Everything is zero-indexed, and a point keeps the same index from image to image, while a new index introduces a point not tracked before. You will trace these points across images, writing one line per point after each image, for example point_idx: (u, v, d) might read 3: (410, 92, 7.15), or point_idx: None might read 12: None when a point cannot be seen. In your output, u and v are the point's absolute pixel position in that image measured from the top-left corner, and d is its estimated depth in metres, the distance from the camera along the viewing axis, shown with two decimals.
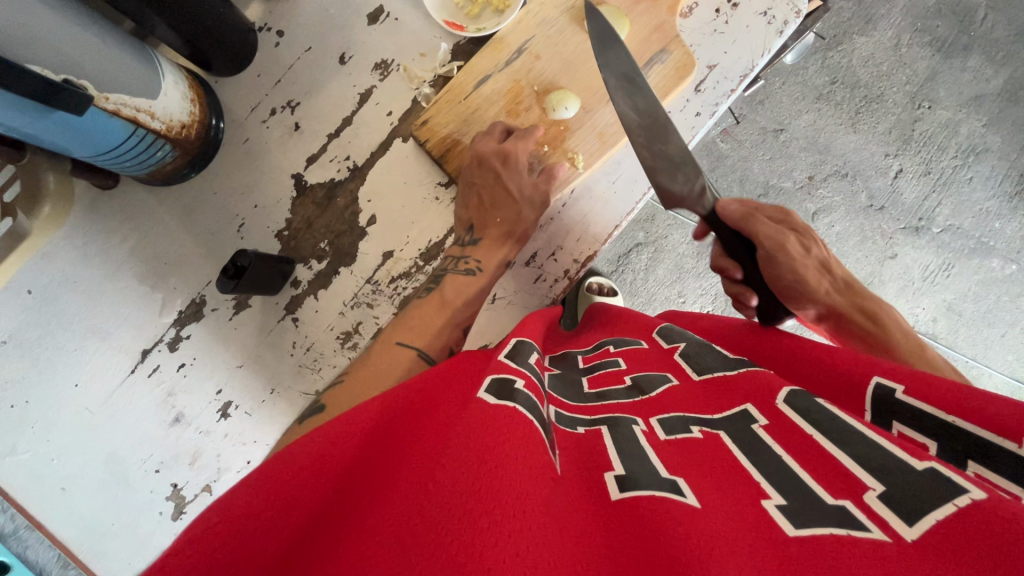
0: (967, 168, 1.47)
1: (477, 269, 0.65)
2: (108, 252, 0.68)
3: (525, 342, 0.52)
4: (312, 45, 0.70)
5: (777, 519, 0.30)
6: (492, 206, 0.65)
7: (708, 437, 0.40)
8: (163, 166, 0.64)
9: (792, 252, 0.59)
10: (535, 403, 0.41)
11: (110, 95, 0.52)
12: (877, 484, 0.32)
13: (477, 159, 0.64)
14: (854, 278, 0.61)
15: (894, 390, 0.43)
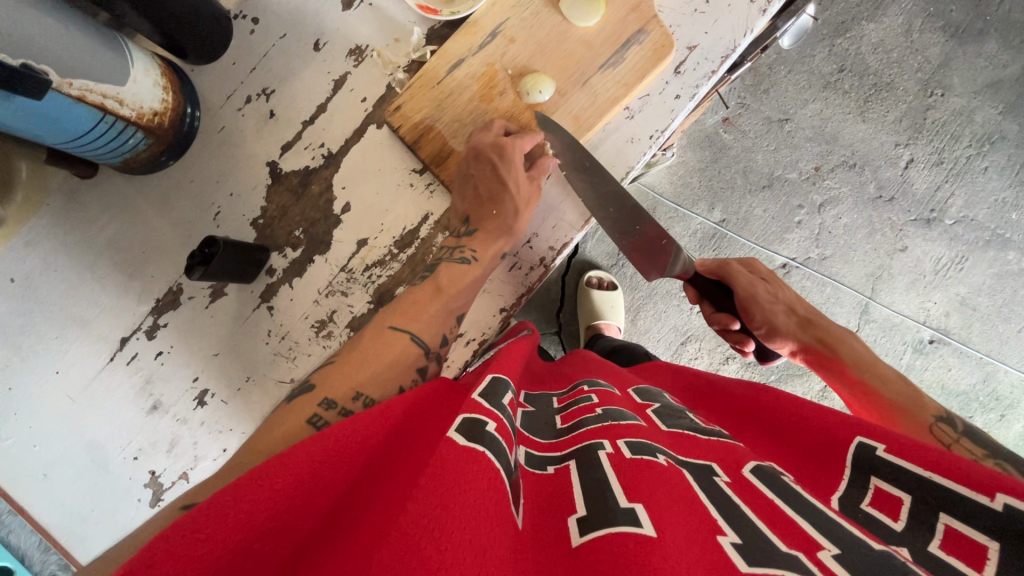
0: (982, 157, 1.42)
1: (472, 259, 0.63)
2: (87, 240, 0.69)
3: (501, 379, 0.51)
4: (286, 33, 0.69)
5: (730, 554, 0.32)
6: (489, 198, 0.64)
7: (670, 468, 0.41)
8: (137, 153, 0.64)
9: (760, 298, 0.72)
10: (504, 450, 0.40)
11: (75, 81, 0.52)
12: (832, 546, 0.34)
13: (475, 151, 0.63)
14: (818, 314, 0.71)
15: (875, 447, 0.45)
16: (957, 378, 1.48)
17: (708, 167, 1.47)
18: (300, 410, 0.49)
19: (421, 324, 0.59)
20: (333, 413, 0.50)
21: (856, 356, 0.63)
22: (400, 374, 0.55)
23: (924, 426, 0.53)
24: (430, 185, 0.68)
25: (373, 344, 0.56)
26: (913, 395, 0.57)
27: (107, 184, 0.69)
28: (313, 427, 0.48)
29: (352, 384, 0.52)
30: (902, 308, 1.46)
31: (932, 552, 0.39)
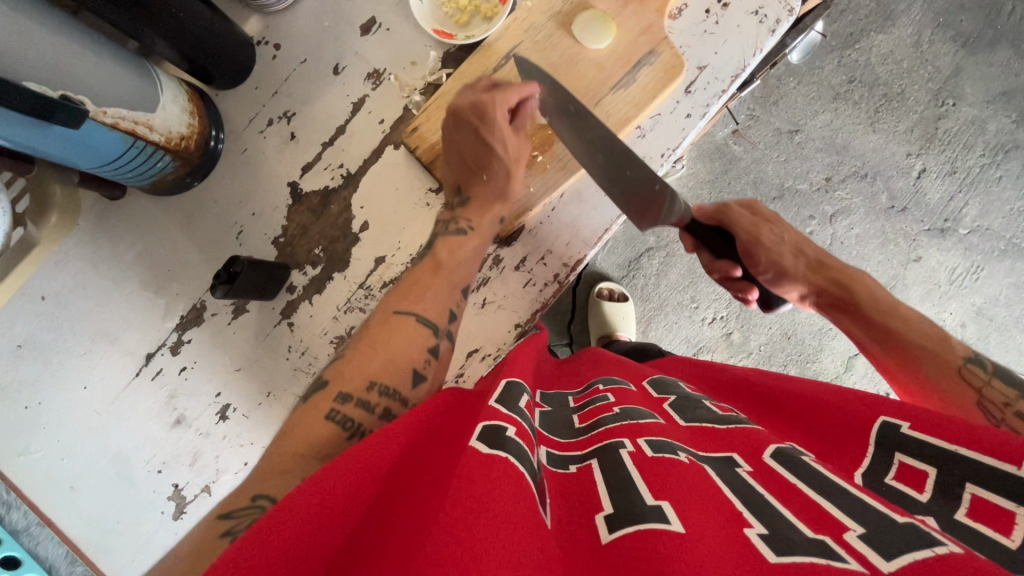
0: (996, 166, 1.41)
1: (468, 228, 0.63)
2: (115, 259, 0.71)
3: (515, 382, 0.52)
4: (307, 58, 0.72)
5: (759, 547, 0.32)
6: (475, 163, 0.64)
7: (693, 465, 0.42)
8: (164, 176, 0.67)
9: (766, 242, 0.69)
10: (525, 451, 0.40)
11: (109, 109, 0.55)
12: (856, 525, 0.34)
13: (455, 116, 0.62)
14: (828, 255, 0.69)
15: (899, 425, 0.45)
16: None
17: (718, 179, 1.47)
18: (316, 407, 0.49)
19: (425, 305, 0.58)
20: (350, 406, 0.50)
21: (875, 304, 0.62)
22: (408, 355, 0.54)
23: (954, 369, 0.54)
24: None
25: (383, 332, 0.55)
26: (937, 335, 0.57)
27: (135, 204, 0.71)
28: (331, 421, 0.48)
29: (366, 373, 0.52)
30: None
31: (960, 520, 0.39)
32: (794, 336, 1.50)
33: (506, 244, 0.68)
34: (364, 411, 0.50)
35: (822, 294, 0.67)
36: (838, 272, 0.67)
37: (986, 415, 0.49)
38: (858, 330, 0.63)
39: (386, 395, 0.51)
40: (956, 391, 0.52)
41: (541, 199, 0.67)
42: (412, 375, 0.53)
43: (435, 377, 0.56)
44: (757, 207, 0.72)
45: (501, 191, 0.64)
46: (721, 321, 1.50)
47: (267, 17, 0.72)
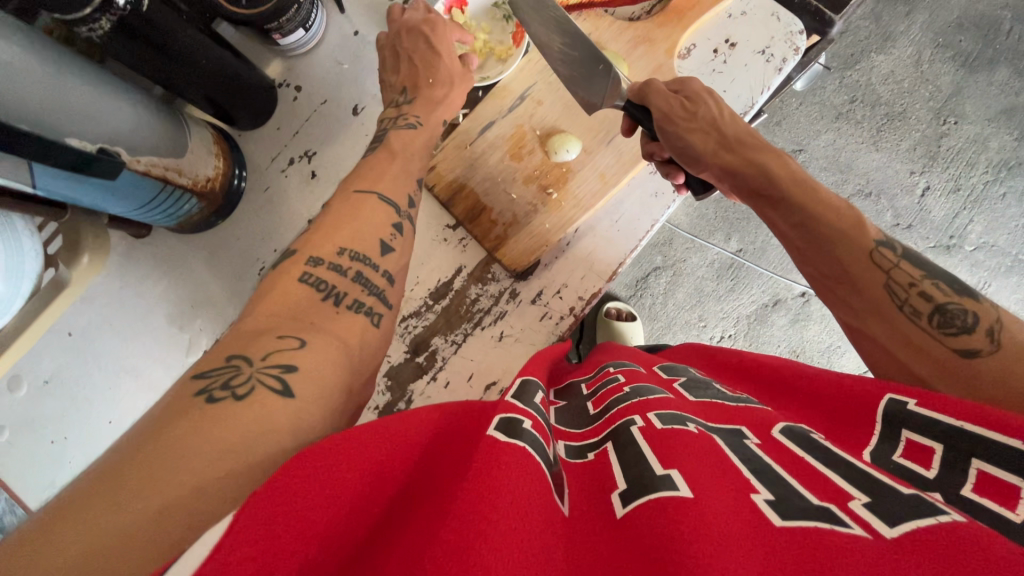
0: (1000, 183, 1.43)
1: (417, 124, 0.65)
2: (142, 295, 0.73)
3: (531, 381, 0.53)
4: (327, 99, 0.75)
5: (766, 512, 0.32)
6: (423, 68, 0.66)
7: (701, 434, 0.42)
8: (190, 216, 0.69)
9: (678, 117, 0.58)
10: (540, 444, 0.40)
11: (142, 158, 0.56)
12: (861, 495, 0.34)
13: (404, 28, 0.67)
14: (745, 129, 0.58)
15: (905, 402, 0.42)
16: None
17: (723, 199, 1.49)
18: (288, 272, 0.52)
19: (384, 183, 0.60)
20: (322, 269, 0.53)
21: (793, 177, 0.54)
22: (375, 229, 0.58)
23: (866, 254, 0.49)
24: (464, 240, 0.71)
25: (347, 211, 0.58)
26: (856, 218, 0.51)
27: (161, 242, 0.74)
28: (305, 283, 0.52)
29: (334, 242, 0.55)
30: None
31: (965, 495, 0.37)
32: (802, 353, 1.50)
33: (522, 278, 0.70)
34: (335, 274, 0.54)
35: (735, 175, 0.58)
36: (754, 152, 0.57)
37: (892, 298, 0.47)
38: (774, 213, 0.56)
39: (359, 260, 0.55)
40: (869, 277, 0.49)
41: (557, 235, 0.68)
42: (380, 244, 0.57)
43: (403, 249, 0.60)
44: (679, 86, 0.61)
45: (460, 72, 0.68)
46: (729, 340, 1.50)
47: (288, 59, 0.74)
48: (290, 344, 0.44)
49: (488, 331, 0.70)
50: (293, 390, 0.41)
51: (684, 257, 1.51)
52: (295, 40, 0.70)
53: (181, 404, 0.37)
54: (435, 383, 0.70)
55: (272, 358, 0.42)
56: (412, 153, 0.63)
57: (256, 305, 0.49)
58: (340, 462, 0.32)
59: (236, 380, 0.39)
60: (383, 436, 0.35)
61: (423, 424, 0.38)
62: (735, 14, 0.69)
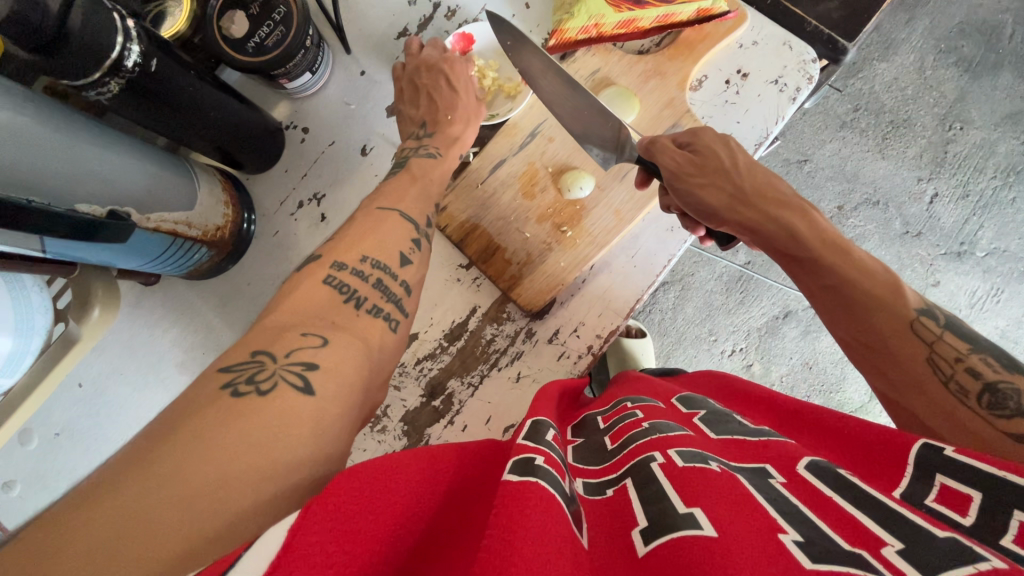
0: (1008, 188, 1.41)
1: (438, 154, 0.65)
2: (153, 343, 0.72)
3: (542, 420, 0.51)
4: (335, 139, 0.74)
5: (795, 553, 0.30)
6: (441, 103, 0.67)
7: (724, 472, 0.40)
8: (200, 264, 0.68)
9: (692, 175, 0.59)
10: (557, 479, 0.39)
11: (152, 215, 0.56)
12: (895, 541, 0.32)
13: (422, 64, 0.68)
14: (767, 182, 0.58)
15: (942, 449, 0.40)
16: None
17: None
18: (313, 273, 0.52)
19: (406, 202, 0.60)
20: (346, 274, 0.52)
21: (821, 238, 0.54)
22: (396, 241, 0.56)
23: (905, 323, 0.49)
24: (477, 279, 0.70)
25: (368, 225, 0.57)
26: (892, 283, 0.51)
27: (170, 289, 0.73)
28: (328, 285, 0.51)
29: (357, 249, 0.54)
30: None
31: (1004, 545, 0.35)
32: (815, 365, 1.48)
33: (538, 317, 0.69)
34: (358, 279, 0.52)
35: (757, 233, 0.58)
36: (775, 208, 0.57)
37: (937, 373, 0.46)
38: (806, 276, 0.55)
39: (380, 268, 0.54)
40: (909, 347, 0.48)
41: (573, 273, 0.67)
42: (401, 256, 0.56)
43: (421, 263, 0.58)
44: (693, 140, 0.61)
45: (474, 105, 0.69)
46: (741, 353, 1.48)
47: (294, 101, 0.74)
48: (313, 343, 0.44)
49: (504, 372, 0.69)
50: (314, 388, 0.41)
51: (692, 271, 1.49)
52: (302, 83, 0.70)
53: (200, 399, 0.37)
54: (452, 427, 0.68)
55: (294, 355, 0.42)
56: (432, 179, 0.63)
57: (278, 305, 0.48)
58: (387, 484, 0.35)
59: (260, 375, 0.40)
60: (417, 473, 0.38)
61: (449, 466, 0.41)
62: (745, 44, 0.68)
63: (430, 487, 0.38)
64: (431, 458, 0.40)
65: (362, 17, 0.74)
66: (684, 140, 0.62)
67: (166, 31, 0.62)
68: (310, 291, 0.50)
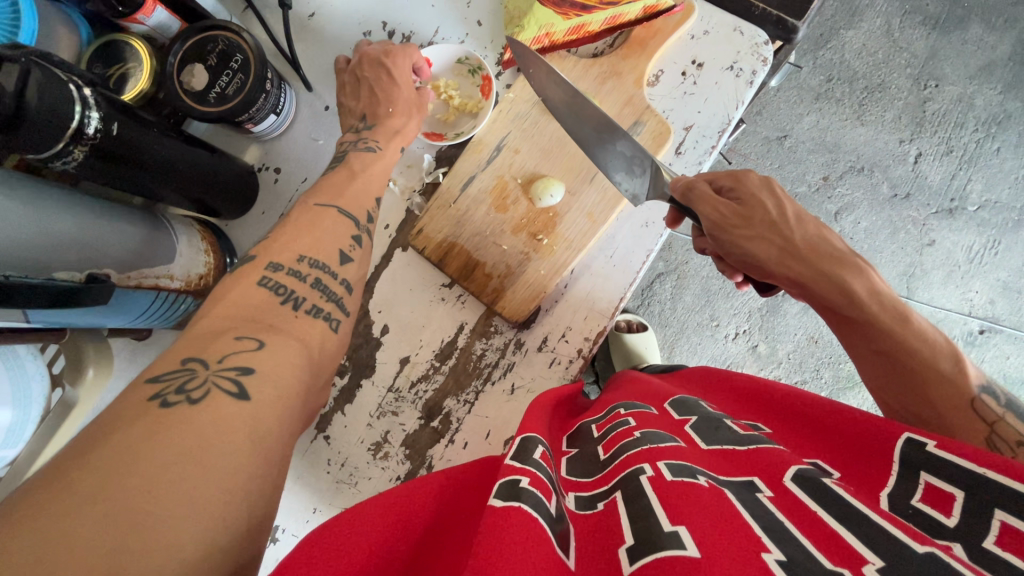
0: (992, 139, 1.41)
1: (376, 149, 0.67)
2: None
3: (531, 437, 0.51)
4: (307, 175, 0.75)
5: (777, 572, 0.31)
6: (381, 95, 0.68)
7: (712, 488, 0.40)
8: (187, 314, 0.69)
9: (734, 227, 0.58)
10: (543, 501, 0.40)
11: (132, 272, 0.57)
12: (876, 559, 0.33)
13: (362, 57, 0.70)
14: (818, 240, 0.56)
15: (923, 443, 0.42)
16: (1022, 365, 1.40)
17: None
18: (247, 275, 0.52)
19: (346, 200, 0.61)
20: (281, 274, 0.53)
21: (878, 301, 0.52)
22: (335, 239, 0.58)
23: (966, 400, 0.48)
24: (461, 297, 0.71)
25: (306, 221, 0.58)
26: (954, 355, 0.50)
27: (162, 341, 0.74)
28: (264, 287, 0.51)
29: (294, 251, 0.55)
30: (943, 302, 1.41)
31: (987, 548, 0.36)
32: (821, 339, 1.46)
33: (525, 327, 0.70)
34: (295, 279, 0.53)
35: (807, 289, 0.56)
36: (828, 265, 0.55)
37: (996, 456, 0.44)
38: (858, 337, 0.54)
39: (318, 267, 0.55)
40: (966, 427, 0.47)
41: (553, 279, 0.68)
42: (340, 255, 0.58)
43: (361, 262, 0.61)
44: (738, 187, 0.59)
45: (416, 101, 0.71)
46: (745, 335, 1.48)
47: (264, 143, 0.75)
48: (247, 347, 0.45)
49: (498, 386, 0.69)
50: (250, 393, 0.41)
51: (686, 259, 1.50)
52: (268, 125, 0.71)
53: (139, 413, 0.37)
54: (453, 445, 0.69)
55: (228, 362, 0.43)
56: (371, 175, 0.65)
57: (210, 311, 0.48)
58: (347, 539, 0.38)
59: (191, 384, 0.40)
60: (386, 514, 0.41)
61: (425, 501, 0.44)
62: (697, 34, 0.69)
63: (402, 523, 0.41)
64: (403, 497, 0.43)
65: (320, 54, 0.76)
66: (723, 185, 0.60)
67: (129, 92, 0.64)
68: (245, 293, 0.50)
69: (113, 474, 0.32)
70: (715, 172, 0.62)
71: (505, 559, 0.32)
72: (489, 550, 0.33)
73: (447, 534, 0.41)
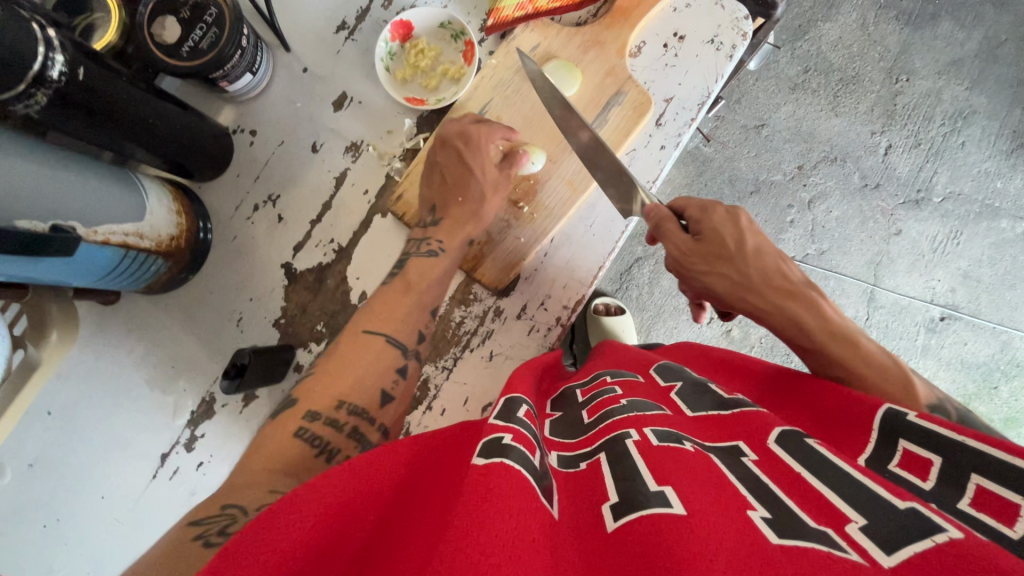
0: (957, 133, 1.45)
1: (439, 249, 0.66)
2: (119, 363, 0.71)
3: (516, 398, 0.51)
4: (284, 139, 0.73)
5: (762, 528, 0.32)
6: (454, 185, 0.67)
7: (698, 454, 0.41)
8: (158, 277, 0.67)
9: (687, 254, 0.63)
10: (528, 457, 0.39)
11: (98, 227, 0.55)
12: (859, 517, 0.33)
13: (441, 140, 0.67)
14: (774, 273, 0.61)
15: (904, 414, 0.44)
16: (976, 350, 1.47)
17: (695, 181, 1.48)
18: (286, 422, 0.51)
19: (393, 326, 0.60)
20: (319, 424, 0.52)
21: (828, 330, 0.56)
22: (376, 377, 0.57)
23: None
24: None
25: (349, 354, 0.57)
26: (904, 381, 0.52)
27: (130, 308, 0.72)
28: (302, 439, 0.50)
29: (333, 395, 0.54)
30: (908, 290, 1.46)
31: (963, 510, 0.37)
32: None
33: (504, 295, 0.70)
34: (332, 430, 0.52)
35: (763, 318, 0.61)
36: (781, 296, 0.59)
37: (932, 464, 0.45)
38: (808, 363, 0.58)
39: (356, 414, 0.54)
40: None
41: (533, 247, 0.69)
42: (381, 395, 0.56)
43: (402, 399, 0.59)
44: (699, 220, 0.63)
45: (494, 182, 0.67)
46: (720, 319, 1.51)
47: (239, 105, 0.73)
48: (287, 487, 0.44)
49: (477, 353, 0.69)
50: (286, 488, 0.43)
51: None
52: (243, 84, 0.69)
53: (177, 556, 0.36)
54: (432, 412, 0.69)
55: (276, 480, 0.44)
56: (428, 284, 0.64)
57: (260, 450, 0.49)
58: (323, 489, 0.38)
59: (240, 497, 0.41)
60: (370, 465, 0.41)
61: (407, 455, 0.43)
62: (679, 7, 0.69)
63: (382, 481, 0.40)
64: (386, 452, 0.43)
65: (297, 15, 0.74)
66: (690, 216, 0.65)
67: (98, 42, 0.61)
68: (283, 446, 0.49)
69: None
70: (686, 199, 0.66)
71: (490, 518, 0.32)
72: (473, 506, 0.33)
73: (427, 488, 0.41)
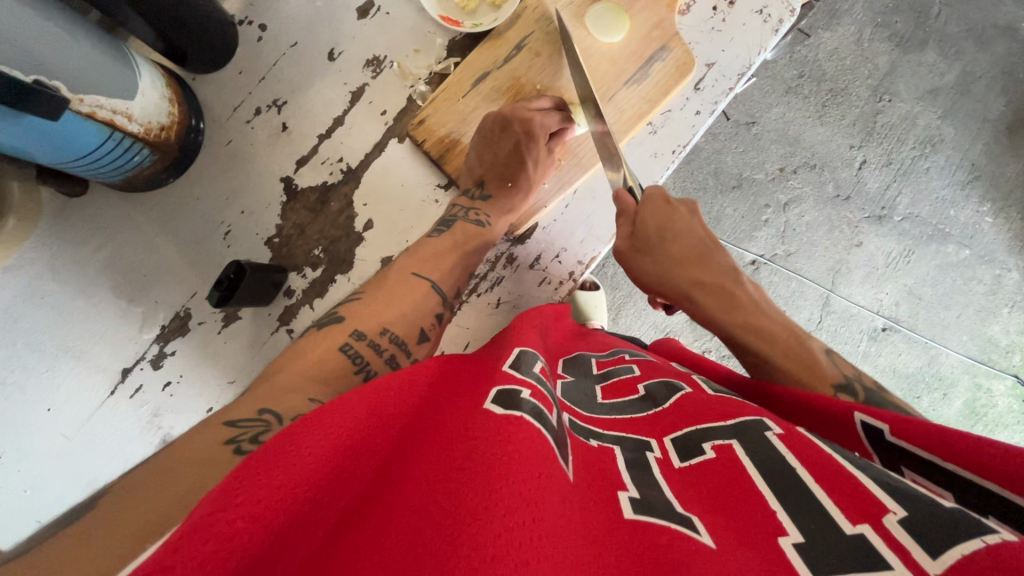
0: (925, 158, 1.45)
1: (486, 223, 0.64)
2: (81, 263, 0.63)
3: (528, 353, 0.47)
4: (298, 41, 0.67)
5: (793, 561, 0.27)
6: (506, 167, 0.64)
7: (720, 452, 0.37)
8: (140, 171, 0.59)
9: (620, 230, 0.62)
10: (545, 415, 0.37)
11: (85, 96, 0.48)
12: (899, 509, 0.30)
13: (501, 122, 0.62)
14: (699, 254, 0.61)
15: (880, 429, 0.39)
16: (909, 362, 1.48)
17: (682, 168, 1.46)
18: (331, 338, 0.50)
19: (442, 273, 0.59)
20: (363, 344, 0.51)
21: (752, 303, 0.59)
22: (423, 316, 0.56)
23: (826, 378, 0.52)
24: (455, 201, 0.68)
25: (399, 294, 0.56)
26: (807, 361, 0.54)
27: (100, 202, 0.63)
28: (345, 355, 0.50)
29: (380, 320, 0.54)
30: (858, 299, 1.47)
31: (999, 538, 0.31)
32: None
33: (520, 242, 0.68)
34: (374, 352, 0.52)
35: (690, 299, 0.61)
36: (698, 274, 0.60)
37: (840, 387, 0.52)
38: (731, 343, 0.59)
39: (398, 344, 0.54)
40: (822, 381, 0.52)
41: (551, 198, 0.67)
42: (421, 333, 0.56)
43: (436, 343, 0.58)
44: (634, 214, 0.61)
45: (546, 166, 0.66)
46: None
47: None
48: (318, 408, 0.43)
49: (484, 299, 0.67)
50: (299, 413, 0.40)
51: None
52: None
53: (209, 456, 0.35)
54: None
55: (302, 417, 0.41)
56: (475, 251, 0.62)
57: (288, 367, 0.47)
58: (307, 434, 0.32)
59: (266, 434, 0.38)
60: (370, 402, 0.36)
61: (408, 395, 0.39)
62: None
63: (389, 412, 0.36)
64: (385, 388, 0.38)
65: None
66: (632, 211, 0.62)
67: None
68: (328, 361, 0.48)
69: (98, 524, 0.30)
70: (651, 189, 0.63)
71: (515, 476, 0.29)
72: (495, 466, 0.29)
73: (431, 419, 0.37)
